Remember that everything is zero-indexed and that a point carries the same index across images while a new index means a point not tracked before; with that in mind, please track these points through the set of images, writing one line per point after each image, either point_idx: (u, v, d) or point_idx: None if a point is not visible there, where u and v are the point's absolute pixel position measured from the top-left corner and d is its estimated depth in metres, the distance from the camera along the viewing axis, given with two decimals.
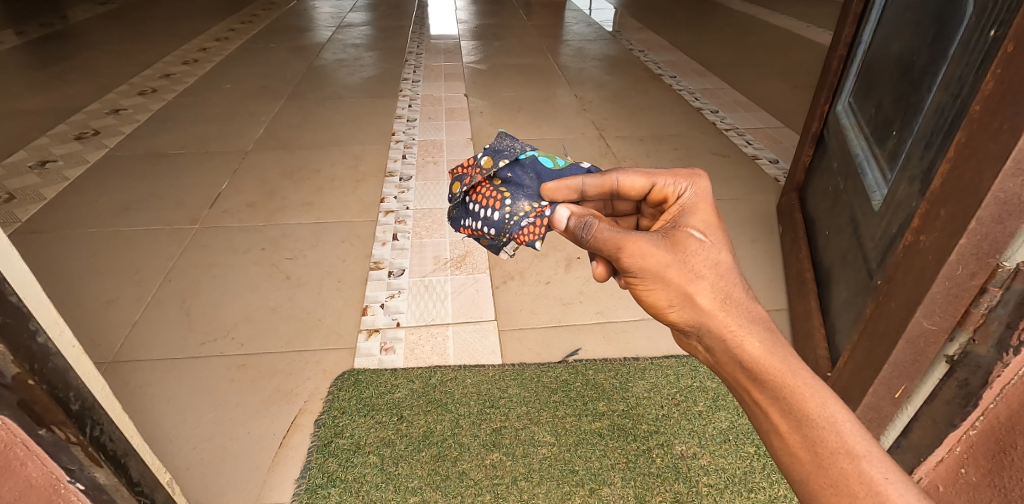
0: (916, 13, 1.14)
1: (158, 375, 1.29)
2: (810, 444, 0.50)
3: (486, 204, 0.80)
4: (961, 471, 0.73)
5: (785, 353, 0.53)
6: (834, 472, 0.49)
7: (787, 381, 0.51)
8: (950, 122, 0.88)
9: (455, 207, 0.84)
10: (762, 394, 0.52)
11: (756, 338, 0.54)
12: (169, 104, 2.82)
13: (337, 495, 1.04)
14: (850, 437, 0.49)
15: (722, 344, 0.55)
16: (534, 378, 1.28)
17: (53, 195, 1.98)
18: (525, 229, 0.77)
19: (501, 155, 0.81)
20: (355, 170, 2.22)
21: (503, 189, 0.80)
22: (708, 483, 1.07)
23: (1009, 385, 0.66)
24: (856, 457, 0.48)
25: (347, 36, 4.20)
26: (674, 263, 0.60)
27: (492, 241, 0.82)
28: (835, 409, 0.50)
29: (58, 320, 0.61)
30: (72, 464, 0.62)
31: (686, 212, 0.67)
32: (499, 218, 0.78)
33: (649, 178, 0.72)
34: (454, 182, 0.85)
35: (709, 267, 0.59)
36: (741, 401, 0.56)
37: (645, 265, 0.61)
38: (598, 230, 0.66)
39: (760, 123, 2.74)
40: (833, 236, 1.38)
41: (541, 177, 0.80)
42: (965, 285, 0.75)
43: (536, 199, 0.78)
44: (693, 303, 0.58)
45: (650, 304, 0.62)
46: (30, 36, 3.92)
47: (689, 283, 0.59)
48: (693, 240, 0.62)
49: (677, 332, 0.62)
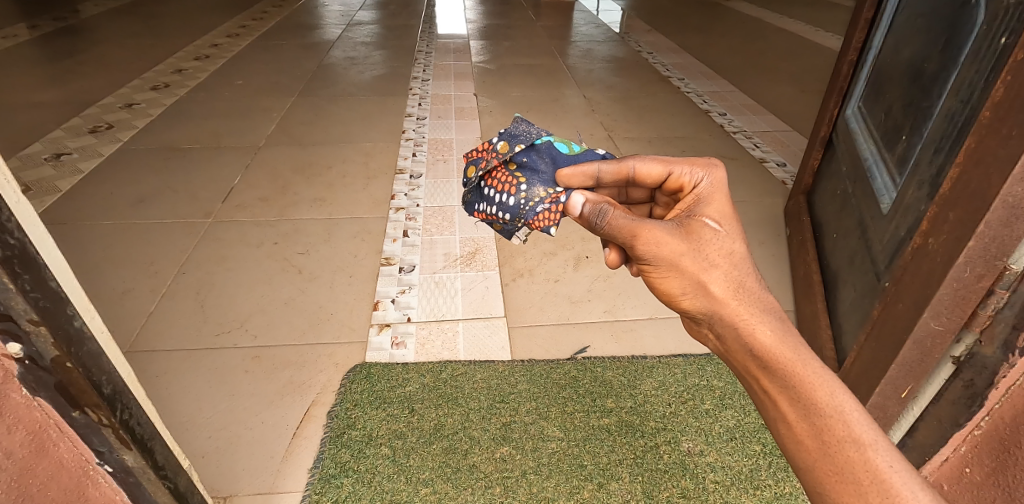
0: (928, 19, 1.15)
1: (174, 365, 1.32)
2: (817, 433, 0.51)
3: (501, 189, 0.82)
4: (966, 471, 0.74)
5: (795, 343, 0.54)
6: (839, 460, 0.50)
7: (797, 369, 0.52)
8: (960, 127, 0.89)
9: (470, 191, 0.86)
10: (772, 383, 0.54)
11: (767, 326, 0.55)
12: (182, 98, 2.86)
13: (350, 485, 1.05)
14: (857, 426, 0.50)
15: (734, 332, 0.57)
16: (543, 373, 1.30)
17: (69, 186, 2.01)
18: (541, 214, 0.79)
19: (517, 140, 0.83)
20: (366, 167, 2.24)
21: (518, 174, 0.82)
22: (715, 480, 1.09)
23: (1014, 386, 0.68)
24: (862, 446, 0.50)
25: (356, 34, 4.23)
26: (688, 251, 0.62)
27: (506, 225, 0.84)
28: (844, 398, 0.51)
29: (90, 306, 0.62)
30: (101, 446, 0.65)
31: (701, 202, 0.69)
32: (514, 203, 0.80)
33: (666, 166, 0.74)
34: (469, 166, 0.88)
35: (723, 256, 0.61)
36: (749, 388, 0.58)
37: (660, 253, 0.63)
38: (613, 217, 0.68)
39: (768, 126, 2.76)
40: (841, 239, 1.40)
41: (556, 162, 0.82)
42: (972, 287, 0.77)
43: (550, 185, 0.80)
44: (706, 291, 0.59)
45: (664, 292, 0.64)
46: (42, 29, 3.96)
47: (703, 272, 0.60)
48: (708, 229, 0.63)
49: (688, 320, 0.64)
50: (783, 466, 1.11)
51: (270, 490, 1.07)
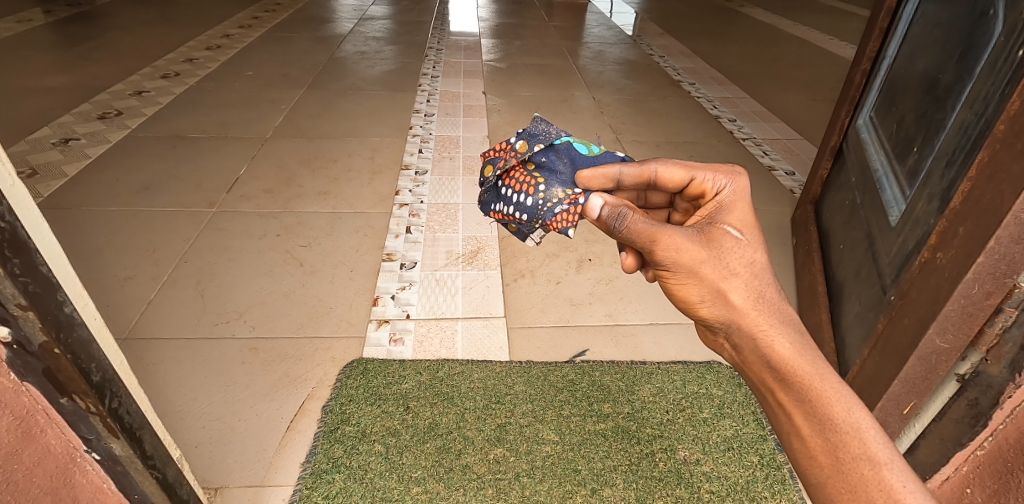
0: (945, 29, 1.13)
1: (171, 353, 1.31)
2: (832, 449, 0.50)
3: (519, 188, 0.81)
4: (967, 492, 0.73)
5: (813, 356, 0.53)
6: (853, 477, 0.49)
7: (814, 384, 0.51)
8: (974, 139, 0.87)
9: (487, 190, 0.85)
10: (788, 396, 0.52)
11: (786, 338, 0.54)
12: (192, 88, 2.86)
13: (341, 481, 1.05)
14: (873, 444, 0.49)
15: (751, 343, 0.56)
16: (541, 375, 1.29)
17: (75, 171, 2.02)
18: (558, 215, 0.78)
19: (536, 139, 0.81)
20: (372, 162, 2.24)
21: (536, 174, 0.80)
22: (710, 490, 1.07)
23: (1019, 408, 0.66)
24: (877, 464, 0.49)
25: (368, 28, 4.23)
26: (708, 259, 0.60)
27: (521, 226, 0.84)
28: (860, 415, 0.50)
29: (82, 292, 0.61)
30: (89, 434, 0.64)
31: (722, 210, 0.67)
32: (532, 203, 0.79)
33: (688, 171, 0.73)
34: (487, 165, 0.87)
35: (744, 265, 0.59)
36: (763, 400, 0.57)
37: (679, 259, 0.61)
38: (631, 222, 0.66)
39: (778, 134, 2.73)
40: (848, 250, 1.37)
41: (576, 163, 0.80)
42: (981, 304, 0.75)
43: (569, 186, 0.78)
44: (726, 300, 0.58)
45: (680, 299, 0.63)
46: (57, 15, 3.98)
47: (723, 280, 0.59)
48: (729, 237, 0.62)
49: (704, 327, 0.62)
50: (781, 478, 1.10)
51: (262, 483, 1.06)
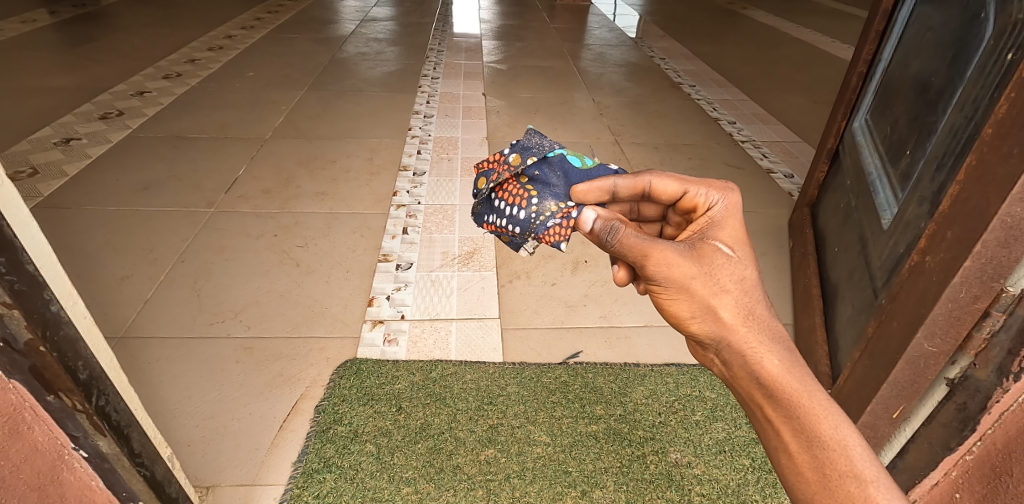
0: (938, 33, 1.13)
1: (166, 352, 1.32)
2: (819, 465, 0.50)
3: (512, 201, 0.78)
4: (956, 496, 0.73)
5: (802, 373, 0.52)
6: (839, 494, 0.49)
7: (802, 400, 0.50)
8: (963, 143, 0.87)
9: (479, 203, 0.83)
10: (775, 411, 0.52)
11: (775, 355, 0.53)
12: (194, 88, 2.88)
13: (332, 481, 1.05)
14: (860, 461, 0.49)
15: (740, 359, 0.54)
16: (534, 377, 1.29)
17: (76, 171, 2.03)
18: (551, 229, 0.76)
19: (530, 152, 0.80)
20: (370, 163, 2.24)
21: (529, 187, 0.78)
22: (701, 493, 1.07)
23: (1007, 412, 0.66)
24: (864, 482, 0.48)
25: (371, 30, 4.24)
26: (699, 275, 0.59)
27: (514, 238, 0.81)
28: (847, 432, 0.50)
29: (71, 290, 0.62)
30: (76, 431, 0.64)
31: (713, 226, 0.66)
32: (525, 217, 0.77)
33: (682, 184, 0.71)
34: (480, 177, 0.84)
35: (734, 281, 0.58)
36: (752, 415, 0.56)
37: (670, 275, 0.60)
38: (625, 235, 0.65)
39: (777, 137, 2.73)
40: (842, 253, 1.37)
41: (569, 176, 0.78)
42: (968, 308, 0.75)
43: (563, 200, 0.76)
44: (716, 316, 0.56)
45: (670, 314, 0.61)
46: (62, 16, 4.01)
47: (713, 296, 0.57)
48: (719, 254, 0.60)
49: (693, 344, 0.61)
50: (772, 482, 1.10)
51: (253, 482, 1.06)
